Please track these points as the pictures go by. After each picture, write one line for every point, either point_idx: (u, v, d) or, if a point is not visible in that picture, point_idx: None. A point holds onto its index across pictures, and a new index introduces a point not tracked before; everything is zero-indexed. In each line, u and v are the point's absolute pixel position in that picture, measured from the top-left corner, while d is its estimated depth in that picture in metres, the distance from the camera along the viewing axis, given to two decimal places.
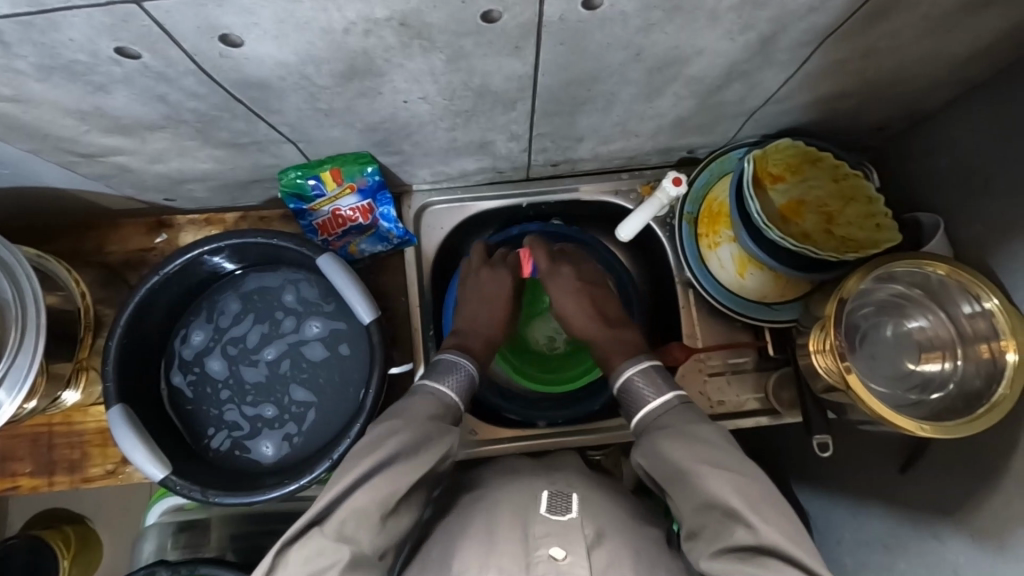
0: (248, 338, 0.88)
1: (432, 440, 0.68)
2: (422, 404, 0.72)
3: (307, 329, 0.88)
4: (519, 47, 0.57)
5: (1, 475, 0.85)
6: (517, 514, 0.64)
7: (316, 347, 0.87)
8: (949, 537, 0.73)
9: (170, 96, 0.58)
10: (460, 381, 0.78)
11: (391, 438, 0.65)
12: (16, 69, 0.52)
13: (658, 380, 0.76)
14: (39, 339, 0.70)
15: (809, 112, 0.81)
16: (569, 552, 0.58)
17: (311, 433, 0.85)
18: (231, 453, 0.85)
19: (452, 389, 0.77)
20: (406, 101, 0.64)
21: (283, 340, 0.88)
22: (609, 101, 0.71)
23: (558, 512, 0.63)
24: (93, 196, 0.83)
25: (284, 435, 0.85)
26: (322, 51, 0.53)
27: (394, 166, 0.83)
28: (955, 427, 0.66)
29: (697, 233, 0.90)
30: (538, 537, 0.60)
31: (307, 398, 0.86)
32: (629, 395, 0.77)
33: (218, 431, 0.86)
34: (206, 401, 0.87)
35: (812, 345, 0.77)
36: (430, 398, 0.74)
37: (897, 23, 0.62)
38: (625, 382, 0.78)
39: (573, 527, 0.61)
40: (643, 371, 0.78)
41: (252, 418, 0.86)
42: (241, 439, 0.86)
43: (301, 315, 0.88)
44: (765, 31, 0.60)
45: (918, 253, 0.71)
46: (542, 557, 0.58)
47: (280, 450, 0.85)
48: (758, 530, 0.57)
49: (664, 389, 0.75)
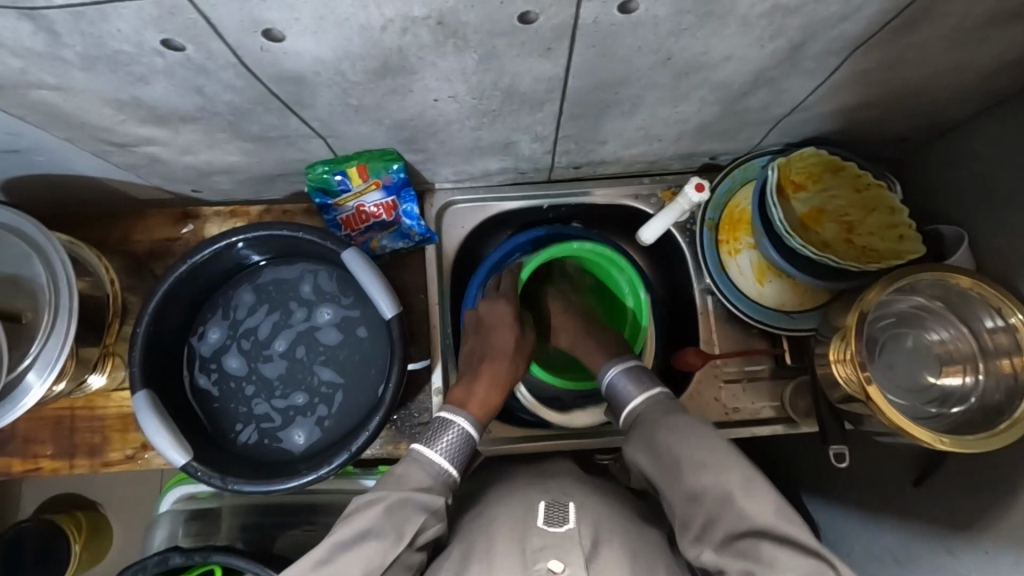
0: (260, 329, 0.89)
1: (410, 510, 0.64)
2: (409, 480, 0.68)
3: (318, 316, 0.89)
4: (550, 49, 0.57)
5: (24, 457, 0.87)
6: (515, 529, 0.63)
7: (329, 331, 0.89)
8: (962, 553, 0.72)
9: (207, 88, 0.59)
10: (454, 442, 0.73)
11: (365, 510, 0.63)
12: (62, 58, 0.53)
13: (642, 378, 0.77)
14: (71, 321, 0.71)
15: (833, 121, 0.81)
16: (567, 564, 0.58)
17: (340, 415, 0.86)
18: (260, 445, 0.86)
19: (445, 453, 0.72)
20: (434, 99, 0.65)
21: (294, 329, 0.89)
22: (635, 104, 0.71)
23: (555, 523, 0.63)
24: (122, 185, 0.85)
25: (314, 420, 0.86)
26: (358, 49, 0.54)
27: (417, 164, 0.84)
28: (975, 442, 0.65)
29: (717, 240, 0.90)
30: (536, 550, 0.60)
31: (333, 378, 0.87)
32: (614, 394, 0.78)
33: (247, 426, 0.87)
34: (234, 398, 0.88)
35: (833, 354, 0.77)
36: (421, 471, 0.69)
37: (927, 34, 0.62)
38: (610, 382, 0.78)
39: (570, 539, 0.61)
40: (627, 369, 0.78)
41: (282, 410, 0.87)
42: (271, 429, 0.86)
43: (312, 301, 0.90)
44: (796, 38, 0.60)
45: (943, 265, 0.70)
46: (541, 571, 0.58)
47: (311, 436, 0.85)
48: (752, 511, 0.58)
49: (649, 385, 0.76)
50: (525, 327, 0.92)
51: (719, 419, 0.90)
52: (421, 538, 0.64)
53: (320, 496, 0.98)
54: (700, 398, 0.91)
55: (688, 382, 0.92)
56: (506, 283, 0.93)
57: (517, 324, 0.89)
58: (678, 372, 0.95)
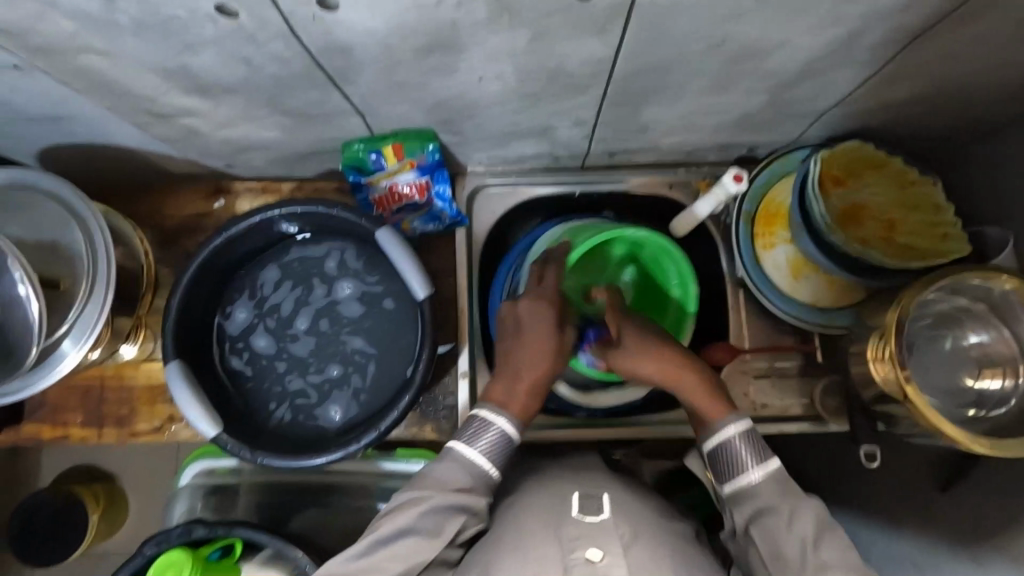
0: (283, 306, 0.89)
1: (452, 512, 0.64)
2: (448, 481, 0.66)
3: (338, 290, 0.89)
4: (604, 29, 0.56)
5: (52, 424, 0.87)
6: (548, 521, 0.63)
7: (350, 305, 0.89)
8: (986, 558, 0.71)
9: (254, 59, 0.59)
10: (493, 442, 0.69)
11: (410, 507, 0.64)
12: (114, 22, 0.53)
13: (760, 447, 0.68)
14: (108, 290, 0.72)
15: (879, 115, 0.80)
16: (606, 553, 0.58)
17: (374, 388, 0.86)
18: (297, 420, 0.86)
19: (483, 452, 0.69)
20: (478, 78, 0.64)
21: (314, 305, 0.89)
22: (681, 90, 0.70)
23: (591, 514, 0.63)
24: (157, 157, 0.85)
25: (350, 394, 0.86)
26: (410, 22, 0.53)
27: (453, 146, 0.83)
28: (1014, 446, 0.64)
29: (752, 232, 0.88)
30: (571, 540, 0.59)
31: (365, 347, 0.87)
32: (725, 458, 0.68)
33: (282, 405, 0.87)
34: (267, 378, 0.88)
35: (869, 352, 0.75)
36: (460, 471, 0.67)
37: (992, 26, 0.60)
38: (725, 443, 0.68)
39: (607, 529, 0.61)
40: (747, 435, 0.68)
41: (318, 385, 0.87)
42: (308, 406, 0.86)
43: (334, 275, 0.89)
44: (855, 26, 0.59)
45: (987, 265, 0.69)
46: (579, 560, 0.58)
47: (348, 411, 0.85)
48: None
49: (766, 455, 0.67)
50: (567, 326, 0.79)
51: (747, 414, 0.89)
52: (462, 536, 0.65)
53: (341, 477, 0.98)
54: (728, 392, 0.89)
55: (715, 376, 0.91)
56: (551, 275, 0.80)
57: (561, 329, 0.77)
58: None
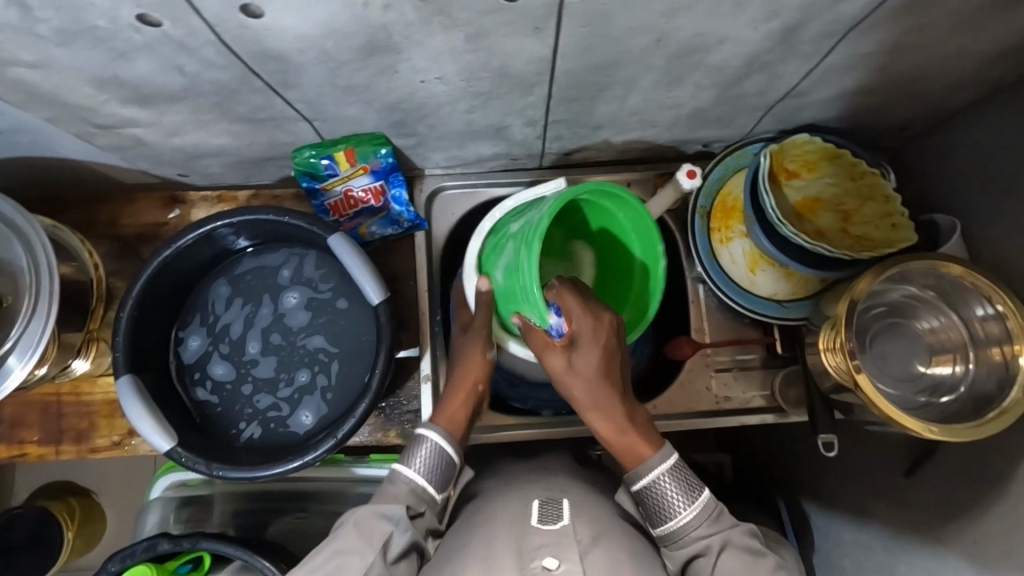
0: (233, 327, 0.88)
1: (379, 519, 0.64)
2: (382, 497, 0.67)
3: (285, 300, 0.88)
4: (541, 28, 0.56)
5: (9, 442, 0.86)
6: (513, 530, 0.62)
7: (297, 314, 0.88)
8: (951, 539, 0.73)
9: (189, 67, 0.58)
10: (428, 458, 0.69)
11: (336, 532, 0.64)
12: (37, 33, 0.52)
13: (690, 480, 0.67)
14: (52, 306, 0.71)
15: (829, 108, 0.80)
16: (562, 560, 0.57)
17: (340, 387, 0.86)
18: (268, 432, 0.85)
19: (418, 469, 0.69)
20: (423, 80, 0.64)
21: (262, 325, 0.88)
22: (629, 87, 0.70)
23: (549, 522, 0.63)
24: (107, 168, 0.83)
25: (319, 396, 0.86)
26: (343, 25, 0.53)
27: (407, 149, 0.83)
28: (962, 432, 0.64)
29: (709, 228, 0.89)
30: (534, 548, 0.59)
31: (327, 347, 0.87)
32: (658, 499, 0.67)
33: (250, 424, 0.85)
34: (236, 402, 0.87)
35: (822, 343, 0.76)
36: (396, 489, 0.68)
37: (926, 16, 0.61)
38: (653, 486, 0.67)
39: (568, 536, 0.61)
40: (675, 471, 0.68)
41: (288, 397, 0.86)
42: (280, 418, 0.85)
43: (284, 285, 0.89)
44: (791, 19, 0.59)
45: (935, 254, 0.69)
46: (536, 568, 0.57)
47: (319, 413, 0.85)
48: None
49: (695, 492, 0.66)
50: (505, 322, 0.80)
51: (711, 407, 0.90)
52: (390, 551, 0.63)
53: (315, 484, 0.98)
54: (690, 386, 0.90)
55: (678, 372, 0.92)
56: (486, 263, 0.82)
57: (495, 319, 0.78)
58: (669, 362, 0.94)
